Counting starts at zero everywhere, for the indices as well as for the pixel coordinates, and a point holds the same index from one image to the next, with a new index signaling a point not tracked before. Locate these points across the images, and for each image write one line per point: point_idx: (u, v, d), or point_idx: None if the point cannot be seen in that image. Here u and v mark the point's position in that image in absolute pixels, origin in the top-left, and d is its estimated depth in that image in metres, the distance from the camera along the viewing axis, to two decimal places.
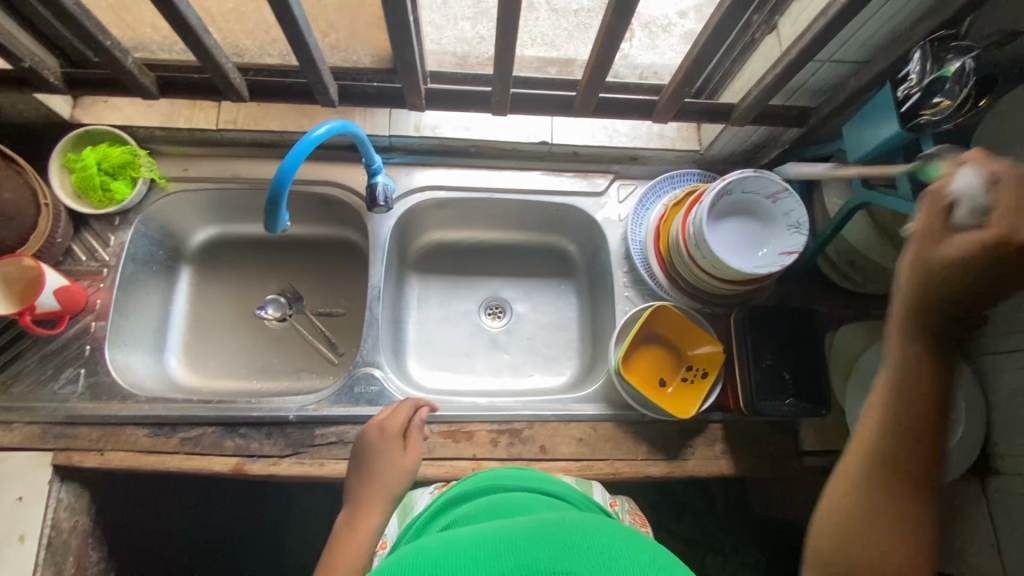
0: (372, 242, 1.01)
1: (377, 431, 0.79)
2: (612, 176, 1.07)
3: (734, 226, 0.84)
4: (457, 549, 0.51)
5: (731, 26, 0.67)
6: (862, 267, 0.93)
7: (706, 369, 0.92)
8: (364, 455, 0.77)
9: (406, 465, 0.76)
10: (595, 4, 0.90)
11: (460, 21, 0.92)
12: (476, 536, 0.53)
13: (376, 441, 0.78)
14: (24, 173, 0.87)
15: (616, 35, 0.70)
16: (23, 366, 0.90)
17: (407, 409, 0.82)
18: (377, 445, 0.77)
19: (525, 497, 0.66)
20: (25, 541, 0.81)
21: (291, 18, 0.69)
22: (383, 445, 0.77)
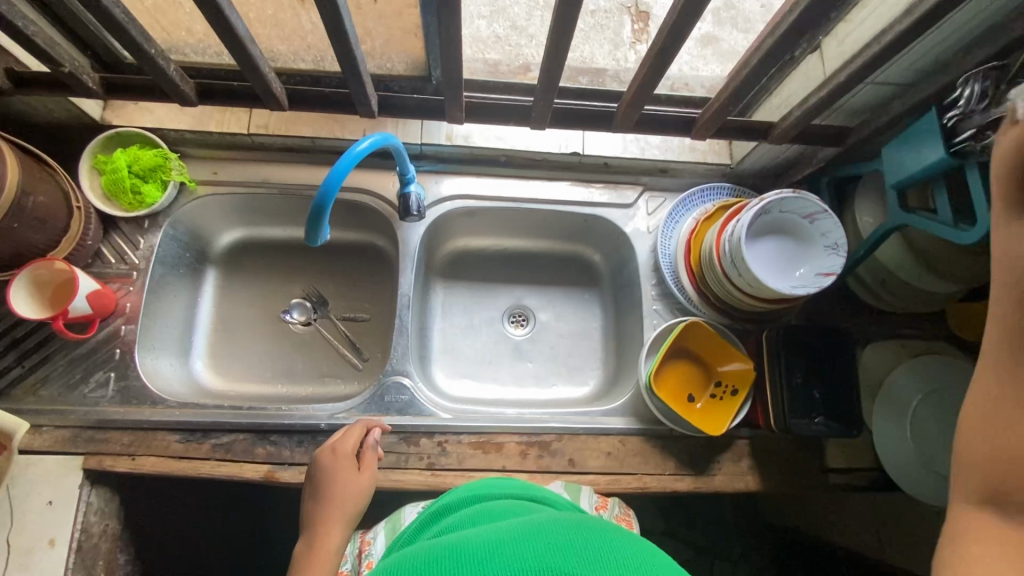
0: (401, 250, 1.01)
1: (329, 454, 0.81)
2: (641, 188, 1.07)
3: (771, 245, 0.85)
4: (438, 559, 0.50)
5: (783, 49, 0.67)
6: (893, 286, 0.94)
7: (736, 386, 0.93)
8: (317, 484, 0.79)
9: (357, 487, 0.78)
10: (610, 6, 1.00)
11: (477, 18, 0.99)
12: (449, 545, 0.52)
13: (333, 466, 0.79)
14: (58, 176, 0.86)
15: (666, 53, 0.70)
16: (52, 369, 0.90)
17: (359, 430, 0.84)
18: (330, 470, 0.79)
19: (506, 503, 0.65)
20: (56, 545, 0.81)
21: (342, 32, 0.69)
22: (339, 469, 0.79)
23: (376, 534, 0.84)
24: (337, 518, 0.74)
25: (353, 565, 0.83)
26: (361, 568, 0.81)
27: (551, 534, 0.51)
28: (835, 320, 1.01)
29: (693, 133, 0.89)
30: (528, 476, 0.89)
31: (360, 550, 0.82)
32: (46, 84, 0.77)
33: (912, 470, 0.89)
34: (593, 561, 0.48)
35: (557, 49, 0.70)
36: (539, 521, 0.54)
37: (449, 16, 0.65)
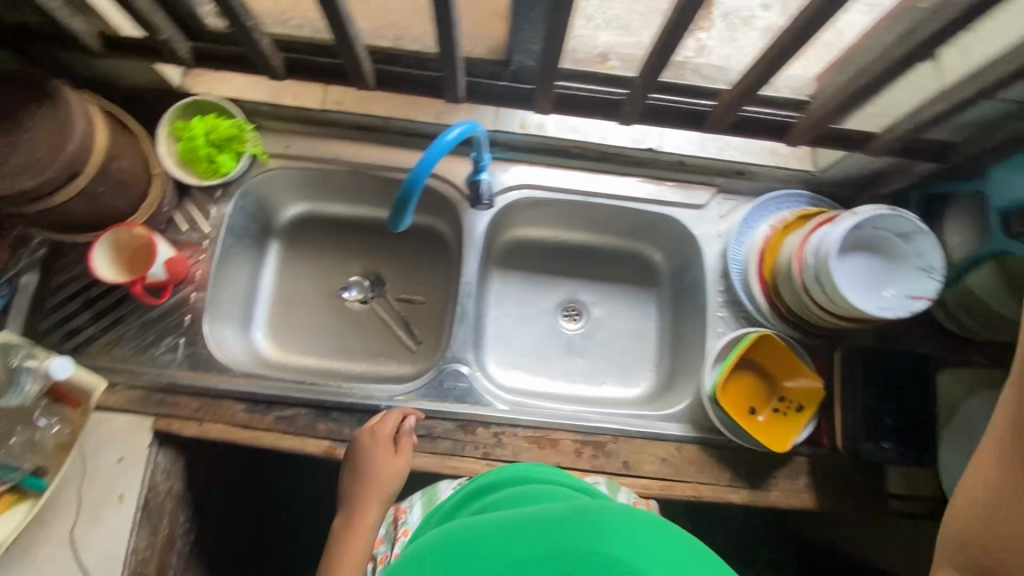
0: (466, 237, 0.99)
1: (367, 437, 0.83)
2: (715, 190, 1.03)
3: (861, 261, 0.81)
4: (475, 549, 0.51)
5: None
6: (997, 325, 0.88)
7: (801, 403, 0.90)
8: (355, 465, 0.82)
9: (393, 471, 0.80)
10: None
11: None
12: (449, 537, 0.53)
13: (372, 449, 0.81)
14: (140, 141, 0.87)
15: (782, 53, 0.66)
16: (126, 330, 0.92)
17: (397, 416, 0.86)
18: (368, 453, 0.82)
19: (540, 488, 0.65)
20: (125, 501, 0.85)
21: (447, 14, 0.67)
22: (377, 452, 0.81)
23: (412, 502, 0.81)
24: (374, 502, 0.78)
25: (387, 532, 0.81)
26: (397, 536, 0.78)
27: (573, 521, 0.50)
28: (911, 343, 0.96)
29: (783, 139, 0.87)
30: (582, 475, 0.88)
31: (395, 518, 0.80)
32: (138, 49, 0.76)
33: None
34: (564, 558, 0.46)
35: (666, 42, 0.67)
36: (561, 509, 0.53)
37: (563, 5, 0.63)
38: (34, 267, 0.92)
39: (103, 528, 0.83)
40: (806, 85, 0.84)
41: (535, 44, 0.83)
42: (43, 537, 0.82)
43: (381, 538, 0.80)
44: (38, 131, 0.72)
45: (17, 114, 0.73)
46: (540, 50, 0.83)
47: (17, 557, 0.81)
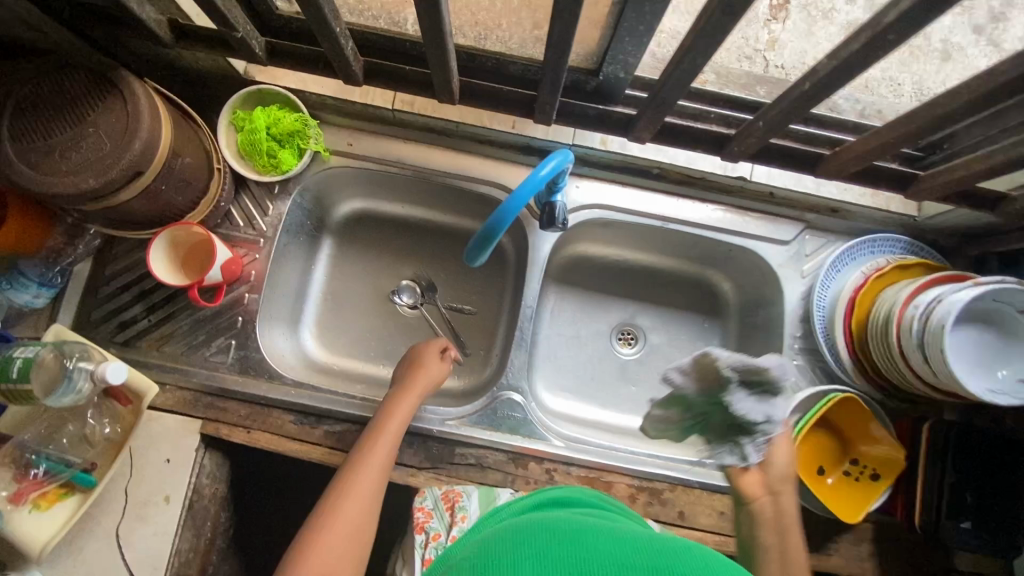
0: (530, 256, 0.94)
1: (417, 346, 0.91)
2: (804, 227, 0.95)
3: (972, 334, 0.74)
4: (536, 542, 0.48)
5: None
6: None
7: (878, 470, 0.85)
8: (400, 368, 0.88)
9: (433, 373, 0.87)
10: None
11: None
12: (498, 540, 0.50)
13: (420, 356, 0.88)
14: (203, 136, 0.82)
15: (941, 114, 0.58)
16: (177, 326, 0.90)
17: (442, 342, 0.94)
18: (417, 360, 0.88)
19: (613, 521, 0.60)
20: (170, 502, 0.83)
21: (558, 33, 0.60)
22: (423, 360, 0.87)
23: (469, 490, 0.81)
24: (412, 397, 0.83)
25: (436, 509, 0.78)
26: (451, 520, 0.77)
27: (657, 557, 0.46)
28: None
29: (908, 191, 0.76)
30: None
31: (452, 501, 0.79)
32: (212, 41, 0.71)
33: None
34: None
35: (808, 86, 0.59)
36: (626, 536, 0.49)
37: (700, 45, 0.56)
38: (89, 256, 0.89)
39: (148, 528, 0.83)
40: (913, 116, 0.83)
41: (633, 59, 0.75)
42: (89, 532, 0.82)
43: (428, 513, 0.78)
44: (104, 126, 0.68)
45: (81, 105, 0.68)
46: (637, 65, 0.75)
47: (65, 549, 0.81)
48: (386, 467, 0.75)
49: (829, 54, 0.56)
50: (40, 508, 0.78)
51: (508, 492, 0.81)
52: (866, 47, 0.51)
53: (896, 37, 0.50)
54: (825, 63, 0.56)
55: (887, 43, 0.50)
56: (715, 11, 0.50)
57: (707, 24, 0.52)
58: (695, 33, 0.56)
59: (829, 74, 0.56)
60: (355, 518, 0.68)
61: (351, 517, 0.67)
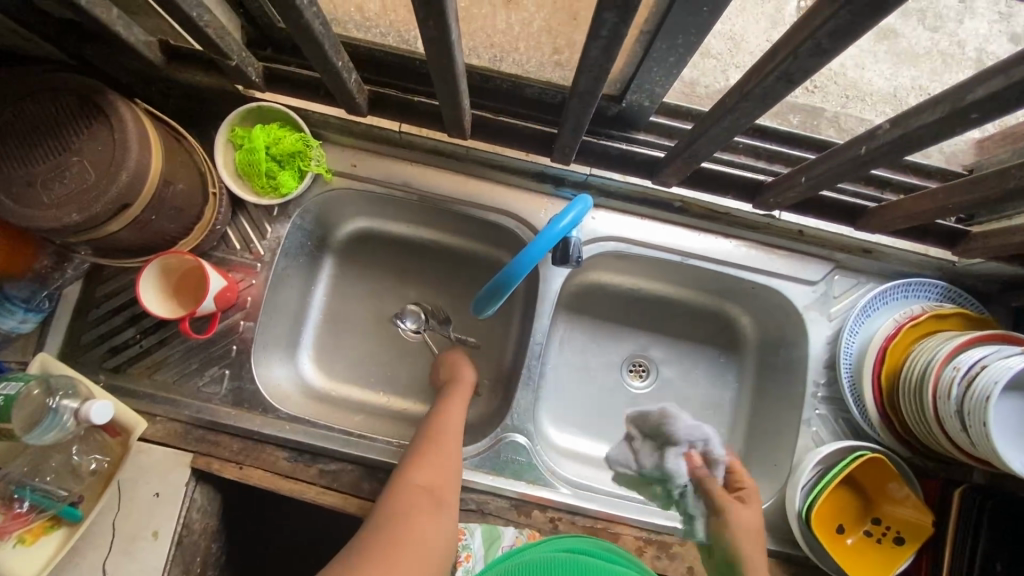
0: (541, 290, 0.89)
1: None
2: (832, 267, 0.89)
3: (1016, 403, 0.69)
4: None
5: None
6: None
7: (902, 534, 0.79)
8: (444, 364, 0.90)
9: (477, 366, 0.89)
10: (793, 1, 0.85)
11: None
12: None
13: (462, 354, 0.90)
14: (197, 159, 0.77)
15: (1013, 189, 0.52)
16: (169, 354, 0.86)
17: None
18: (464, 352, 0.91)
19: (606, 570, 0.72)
20: (159, 538, 0.80)
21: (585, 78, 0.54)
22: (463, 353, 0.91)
23: (472, 528, 0.81)
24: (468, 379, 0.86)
25: None
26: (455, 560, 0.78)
27: None
28: None
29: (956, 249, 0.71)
30: None
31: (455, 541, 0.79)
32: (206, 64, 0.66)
33: None
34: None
35: (864, 151, 0.53)
36: None
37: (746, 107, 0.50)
38: (78, 278, 0.85)
39: (136, 565, 0.80)
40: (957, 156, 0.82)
41: (660, 89, 0.70)
42: (74, 568, 0.79)
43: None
44: (89, 155, 0.63)
45: (67, 132, 0.64)
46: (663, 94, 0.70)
47: None
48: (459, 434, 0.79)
49: (892, 120, 0.50)
50: (25, 542, 0.75)
51: (513, 533, 0.80)
52: (941, 122, 0.45)
53: (981, 115, 0.44)
54: (886, 127, 0.51)
55: (967, 120, 0.44)
56: (769, 75, 0.45)
57: (758, 89, 0.47)
58: (740, 90, 0.50)
59: (892, 143, 0.50)
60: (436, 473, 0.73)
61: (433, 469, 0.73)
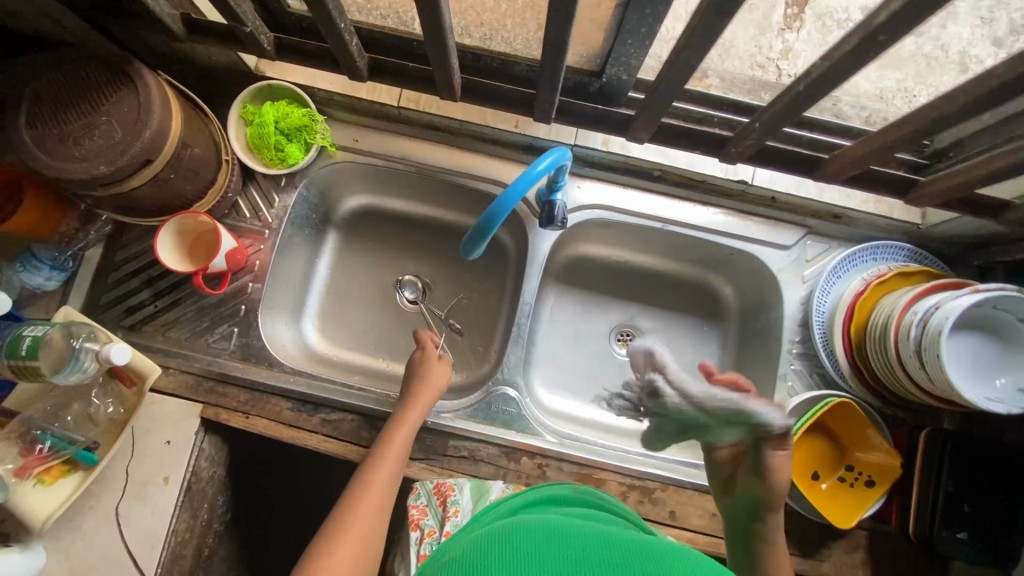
0: (529, 254, 0.95)
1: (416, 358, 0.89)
2: (805, 232, 0.95)
3: (973, 340, 0.73)
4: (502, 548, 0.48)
5: None
6: None
7: (873, 478, 0.84)
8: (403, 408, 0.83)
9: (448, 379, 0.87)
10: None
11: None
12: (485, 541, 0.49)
13: (433, 364, 0.87)
14: (212, 128, 0.85)
15: (936, 117, 0.58)
16: (181, 313, 0.92)
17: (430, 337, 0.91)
18: (427, 376, 0.86)
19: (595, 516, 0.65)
20: (169, 483, 0.86)
21: (556, 32, 0.61)
22: (433, 365, 0.87)
23: (461, 483, 0.81)
24: (424, 400, 0.84)
25: (429, 505, 0.80)
26: (444, 516, 0.78)
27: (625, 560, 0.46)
28: None
29: (907, 197, 0.75)
30: None
31: (444, 496, 0.79)
32: (221, 35, 0.74)
33: None
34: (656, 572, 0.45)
35: (803, 87, 0.60)
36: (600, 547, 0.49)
37: (693, 44, 0.56)
38: (99, 242, 0.92)
39: (147, 507, 0.85)
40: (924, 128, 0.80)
41: (636, 61, 0.75)
42: (90, 508, 0.85)
43: (423, 511, 0.79)
44: (117, 114, 0.70)
45: (96, 92, 0.71)
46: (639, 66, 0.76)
47: (66, 525, 0.84)
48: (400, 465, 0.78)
49: (824, 55, 0.57)
50: (44, 483, 0.81)
51: (500, 486, 0.81)
52: (857, 48, 0.52)
53: (888, 38, 0.50)
54: (819, 63, 0.57)
55: (878, 43, 0.51)
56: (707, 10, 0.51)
57: (701, 24, 0.53)
58: (689, 33, 0.57)
59: (824, 73, 0.57)
60: (374, 506, 0.73)
61: (370, 505, 0.73)
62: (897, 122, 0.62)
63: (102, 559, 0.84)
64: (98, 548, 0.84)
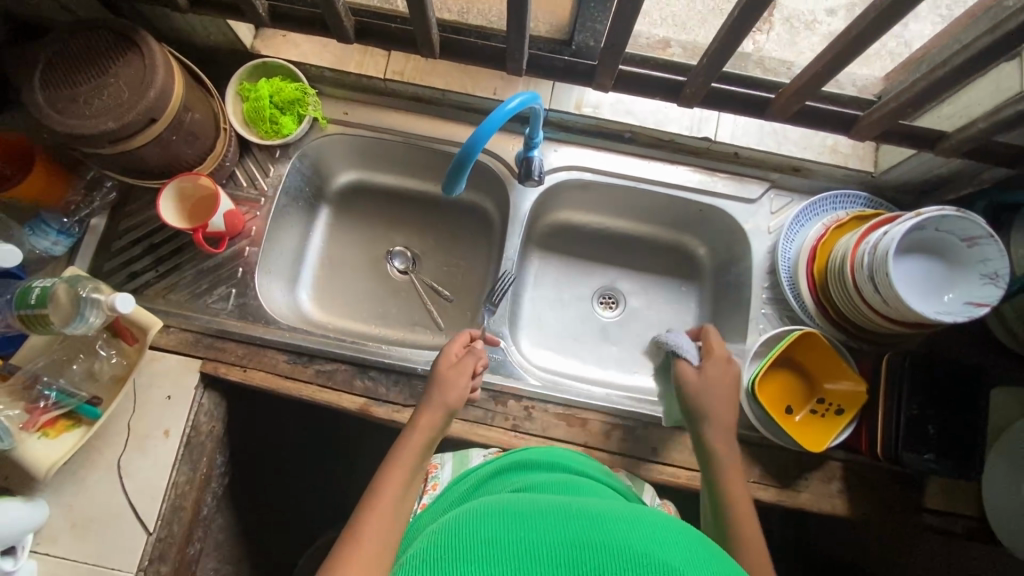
0: (512, 213, 1.02)
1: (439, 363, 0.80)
2: (769, 185, 1.01)
3: (917, 262, 0.80)
4: (457, 536, 0.50)
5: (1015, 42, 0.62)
6: None
7: (842, 405, 0.89)
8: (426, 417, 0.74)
9: (461, 397, 0.77)
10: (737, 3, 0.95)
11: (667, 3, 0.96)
12: (442, 536, 0.52)
13: (448, 376, 0.78)
14: (211, 98, 0.91)
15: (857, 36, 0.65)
16: (182, 277, 0.97)
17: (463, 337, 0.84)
18: (448, 380, 0.77)
19: (563, 478, 0.67)
20: (169, 436, 0.89)
21: None
22: (447, 377, 0.78)
23: (444, 460, 0.85)
24: (435, 417, 0.74)
25: None
26: (424, 489, 0.83)
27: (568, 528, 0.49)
28: (961, 354, 0.93)
29: (850, 133, 0.82)
30: (609, 456, 0.89)
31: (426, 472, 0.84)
32: (222, 6, 0.82)
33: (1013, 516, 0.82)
34: (611, 548, 0.46)
35: (740, 17, 0.67)
36: (545, 514, 0.52)
37: None
38: (104, 210, 0.97)
39: (148, 459, 0.88)
40: (871, 84, 0.84)
41: (602, 24, 0.78)
42: (93, 462, 0.88)
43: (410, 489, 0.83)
44: (123, 77, 0.77)
45: (106, 57, 0.78)
46: (606, 30, 0.79)
47: (69, 479, 0.87)
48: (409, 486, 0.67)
49: None
50: (48, 435, 0.83)
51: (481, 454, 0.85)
52: None
53: None
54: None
55: None
56: None
57: None
58: None
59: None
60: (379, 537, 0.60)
61: (375, 537, 0.60)
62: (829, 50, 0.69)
63: (104, 511, 0.86)
64: (102, 500, 0.87)
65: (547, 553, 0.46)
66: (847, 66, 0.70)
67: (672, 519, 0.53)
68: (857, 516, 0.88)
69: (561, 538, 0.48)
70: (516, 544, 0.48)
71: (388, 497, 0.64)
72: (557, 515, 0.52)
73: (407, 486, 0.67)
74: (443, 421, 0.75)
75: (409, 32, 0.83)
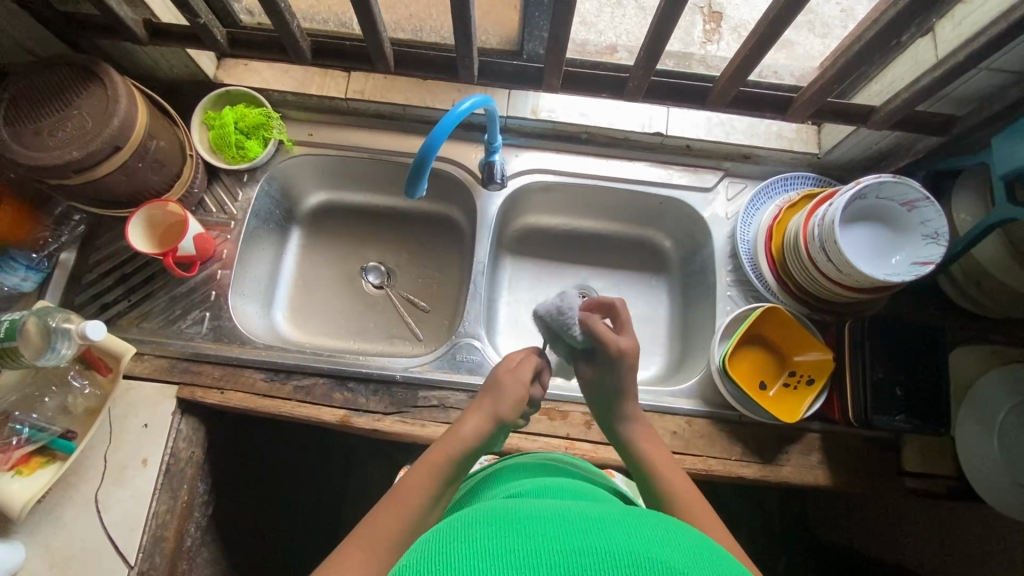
0: (479, 218, 1.05)
1: (510, 378, 0.73)
2: (722, 173, 1.05)
3: (865, 231, 0.85)
4: (445, 548, 0.45)
5: (915, 14, 0.67)
6: (1004, 297, 0.87)
7: (813, 375, 0.91)
8: (495, 396, 0.72)
9: (515, 409, 0.72)
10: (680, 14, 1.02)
11: (619, 20, 1.02)
12: (428, 547, 0.46)
13: (506, 384, 0.73)
14: (177, 128, 0.94)
15: (775, 18, 0.70)
16: (155, 304, 0.97)
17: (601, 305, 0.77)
18: (509, 390, 0.72)
19: (547, 480, 0.64)
20: (148, 465, 0.88)
21: None
22: (506, 384, 0.73)
23: None
24: (485, 416, 0.71)
25: None
26: None
27: (569, 532, 0.45)
28: (919, 317, 0.97)
29: (788, 114, 0.88)
30: (592, 446, 0.90)
31: None
32: (182, 37, 0.85)
33: (991, 477, 0.83)
34: (615, 553, 0.42)
35: (669, 10, 0.71)
36: (542, 516, 0.48)
37: None
38: (74, 244, 0.98)
39: (126, 491, 0.86)
40: (808, 74, 0.92)
41: (546, 32, 0.83)
42: (69, 499, 0.85)
43: None
44: (87, 108, 0.79)
45: (67, 91, 0.79)
46: (549, 37, 0.83)
47: (43, 519, 0.84)
48: (444, 480, 0.64)
49: None
50: (22, 474, 0.80)
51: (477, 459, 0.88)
52: None
53: None
54: None
55: None
56: None
57: None
58: None
59: None
60: (388, 533, 0.58)
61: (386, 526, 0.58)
62: (755, 36, 0.74)
63: (83, 550, 0.84)
64: (78, 537, 0.84)
65: (549, 564, 0.41)
66: (771, 49, 0.75)
67: (679, 524, 0.49)
68: (839, 484, 0.90)
69: (562, 545, 0.43)
70: (515, 551, 0.43)
71: (417, 487, 0.62)
72: (555, 520, 0.47)
73: (439, 488, 0.64)
74: (491, 429, 0.70)
75: (362, 49, 0.87)
